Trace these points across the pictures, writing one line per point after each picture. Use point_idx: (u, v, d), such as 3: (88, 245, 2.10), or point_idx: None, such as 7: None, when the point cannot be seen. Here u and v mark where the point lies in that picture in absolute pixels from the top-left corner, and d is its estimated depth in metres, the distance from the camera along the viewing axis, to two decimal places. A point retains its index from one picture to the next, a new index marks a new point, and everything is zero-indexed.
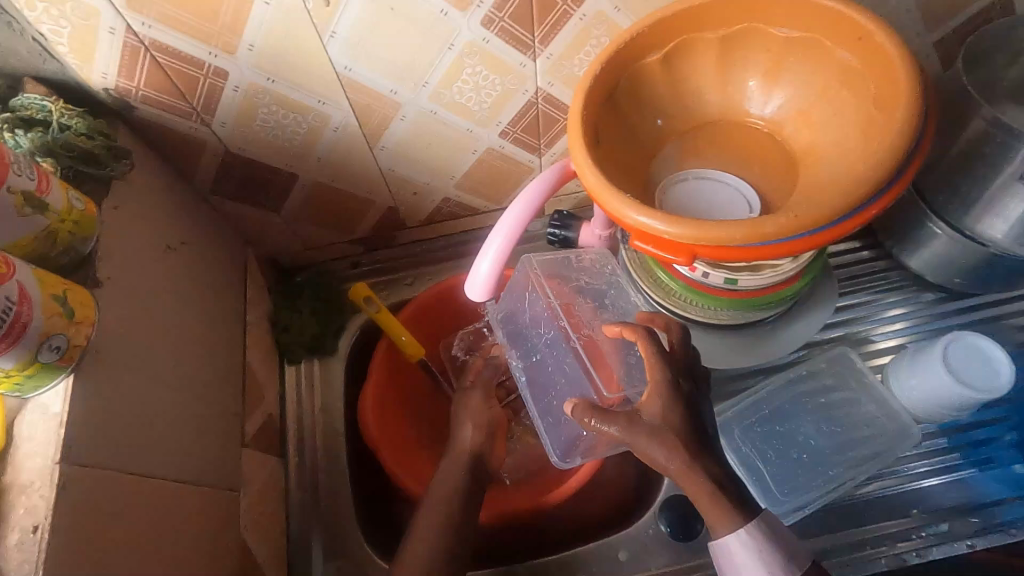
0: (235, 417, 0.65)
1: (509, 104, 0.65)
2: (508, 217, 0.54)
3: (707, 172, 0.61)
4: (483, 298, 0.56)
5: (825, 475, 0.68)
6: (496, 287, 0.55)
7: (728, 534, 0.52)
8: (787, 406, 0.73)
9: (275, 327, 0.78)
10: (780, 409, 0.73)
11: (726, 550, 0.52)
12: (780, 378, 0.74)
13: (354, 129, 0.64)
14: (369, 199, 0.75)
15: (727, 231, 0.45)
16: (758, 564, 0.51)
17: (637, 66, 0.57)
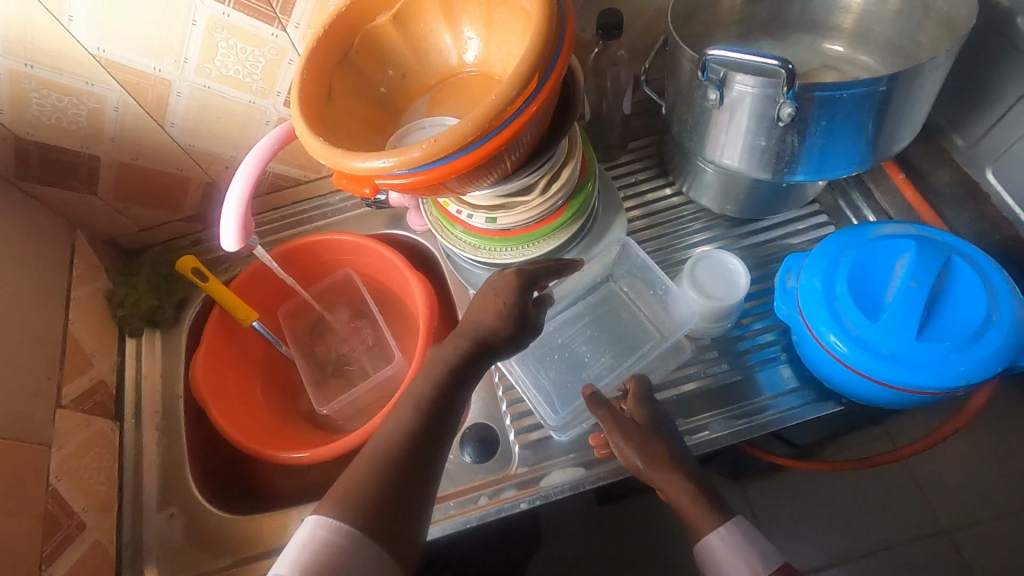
0: (50, 381, 0.70)
1: (280, 74, 0.71)
2: (246, 164, 0.60)
3: (438, 118, 0.65)
4: (236, 245, 0.61)
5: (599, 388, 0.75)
6: (247, 233, 0.61)
7: (712, 532, 0.58)
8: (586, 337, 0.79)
9: (111, 303, 0.84)
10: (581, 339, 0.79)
11: (710, 549, 0.57)
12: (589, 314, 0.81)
13: (135, 108, 0.69)
14: (181, 175, 0.80)
15: (382, 160, 0.50)
16: (739, 563, 0.56)
17: (370, 28, 0.63)
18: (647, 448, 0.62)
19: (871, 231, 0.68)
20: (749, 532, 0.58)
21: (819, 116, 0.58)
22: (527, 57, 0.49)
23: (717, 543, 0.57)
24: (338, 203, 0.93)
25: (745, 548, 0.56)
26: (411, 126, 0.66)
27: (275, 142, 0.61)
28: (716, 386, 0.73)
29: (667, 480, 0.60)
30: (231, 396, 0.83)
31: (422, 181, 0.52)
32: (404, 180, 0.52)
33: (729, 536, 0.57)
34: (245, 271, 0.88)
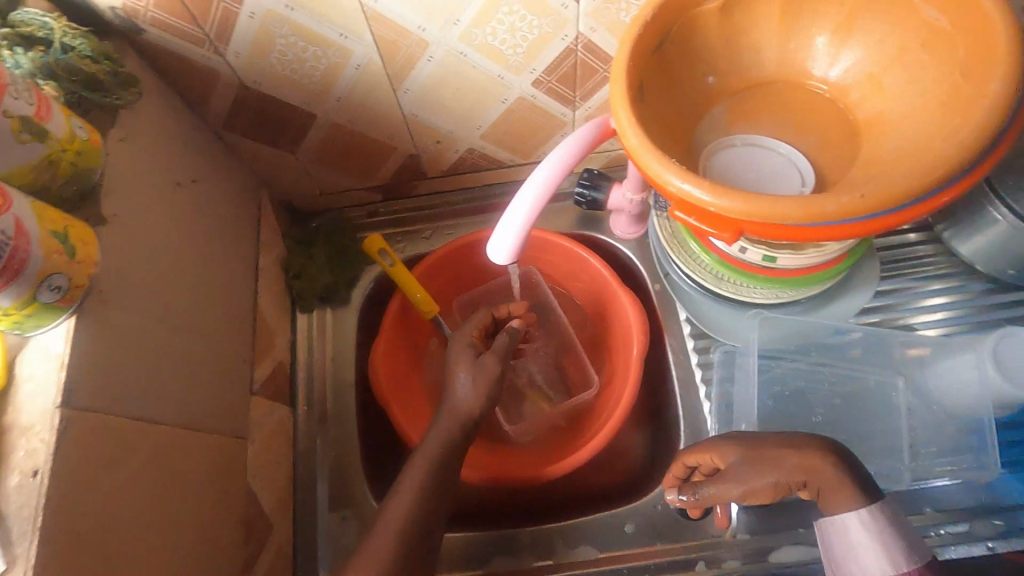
0: (246, 365, 0.63)
1: (546, 50, 0.60)
2: (544, 171, 0.50)
3: (754, 136, 0.56)
4: (507, 261, 0.53)
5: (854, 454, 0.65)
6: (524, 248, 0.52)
7: (850, 510, 0.49)
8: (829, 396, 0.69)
9: (287, 274, 0.76)
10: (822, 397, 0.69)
11: None
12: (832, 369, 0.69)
13: (377, 68, 0.59)
14: (389, 145, 0.71)
15: (780, 208, 0.39)
16: None
17: (692, 13, 0.51)
18: (771, 455, 0.54)
19: None
20: None
21: None
22: (996, 107, 0.38)
23: None
24: None
25: None
26: (721, 141, 0.56)
27: (578, 147, 0.51)
28: (977, 482, 0.65)
29: (812, 460, 0.52)
30: (407, 393, 0.75)
31: (816, 238, 0.41)
32: (790, 232, 0.41)
33: None
34: (432, 254, 0.79)
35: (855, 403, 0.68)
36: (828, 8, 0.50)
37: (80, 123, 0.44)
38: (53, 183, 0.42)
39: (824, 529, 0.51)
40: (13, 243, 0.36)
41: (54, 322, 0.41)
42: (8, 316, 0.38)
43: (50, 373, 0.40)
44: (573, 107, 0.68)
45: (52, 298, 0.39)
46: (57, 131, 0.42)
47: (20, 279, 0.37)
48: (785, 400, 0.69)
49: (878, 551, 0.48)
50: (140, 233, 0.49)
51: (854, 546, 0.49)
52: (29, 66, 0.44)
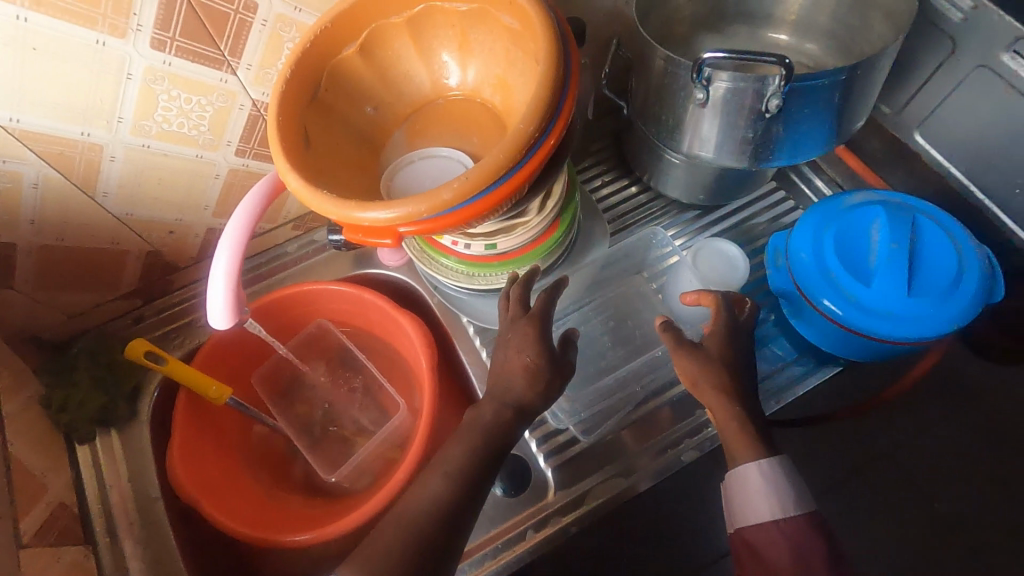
0: (5, 519, 0.58)
1: (230, 122, 0.63)
2: (228, 234, 0.53)
3: (430, 150, 0.61)
4: (227, 323, 0.54)
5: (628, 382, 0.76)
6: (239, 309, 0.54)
7: (750, 462, 0.58)
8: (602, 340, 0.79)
9: (50, 409, 0.71)
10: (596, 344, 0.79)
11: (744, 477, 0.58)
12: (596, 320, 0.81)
13: (59, 180, 0.59)
14: (118, 249, 0.70)
15: (409, 207, 0.46)
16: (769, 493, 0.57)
17: (335, 61, 0.58)
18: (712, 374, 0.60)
19: (840, 202, 0.73)
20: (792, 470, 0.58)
21: (799, 105, 0.61)
22: (546, 81, 0.47)
23: (755, 475, 0.58)
24: (298, 251, 0.85)
25: (782, 486, 0.57)
26: (403, 161, 0.61)
27: (255, 203, 0.54)
28: None
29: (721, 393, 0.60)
30: (219, 485, 0.73)
31: (454, 221, 0.48)
32: (431, 223, 0.48)
33: (771, 471, 0.58)
34: (206, 344, 0.78)
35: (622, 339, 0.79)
36: None
37: None
38: None
39: (734, 481, 0.59)
40: None
41: None
42: None
43: None
44: None
45: None
46: None
47: None
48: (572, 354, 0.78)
49: (769, 494, 0.57)
50: None
51: (755, 492, 0.58)
52: None
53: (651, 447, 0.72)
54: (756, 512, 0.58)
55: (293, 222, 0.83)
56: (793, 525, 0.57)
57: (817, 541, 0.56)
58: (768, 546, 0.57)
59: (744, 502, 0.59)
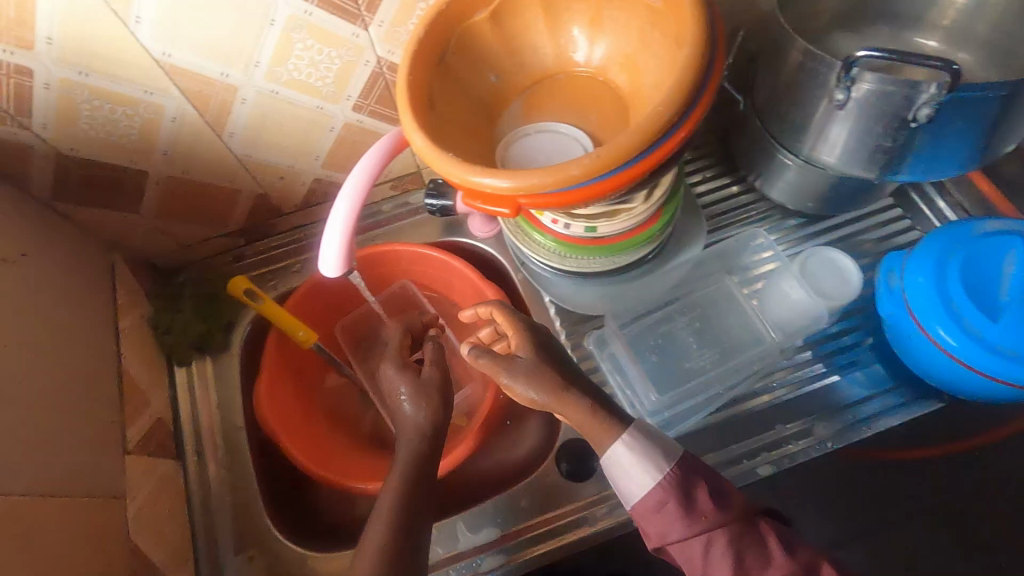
0: (115, 426, 0.63)
1: (353, 77, 0.65)
2: (349, 186, 0.54)
3: (546, 125, 0.60)
4: (337, 270, 0.56)
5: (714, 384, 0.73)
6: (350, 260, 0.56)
7: (614, 441, 0.59)
8: (687, 337, 0.76)
9: (157, 330, 0.76)
10: (681, 340, 0.76)
11: (615, 460, 0.59)
12: (682, 316, 0.78)
13: (194, 117, 0.62)
14: (233, 188, 0.73)
15: (536, 177, 0.46)
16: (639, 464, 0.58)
17: (465, 25, 0.58)
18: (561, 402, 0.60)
19: (972, 228, 0.67)
20: (656, 439, 0.59)
21: (948, 118, 0.57)
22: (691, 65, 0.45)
23: (623, 452, 0.58)
24: (392, 211, 0.87)
25: (650, 456, 0.58)
26: (517, 133, 0.60)
27: (374, 160, 0.56)
28: (816, 390, 0.73)
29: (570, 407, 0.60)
30: (298, 424, 0.77)
31: (576, 198, 0.47)
32: (554, 197, 0.47)
33: (634, 444, 0.58)
34: (298, 290, 0.81)
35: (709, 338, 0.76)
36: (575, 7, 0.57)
37: None
38: None
39: (608, 467, 0.60)
40: None
41: None
42: None
43: None
44: None
45: None
46: None
47: None
48: (655, 348, 0.76)
49: (642, 466, 0.58)
50: None
51: (629, 471, 0.58)
52: None
53: (726, 455, 0.70)
54: (637, 481, 0.58)
55: (392, 183, 0.84)
56: (675, 481, 0.57)
57: (752, 548, 0.55)
58: (665, 532, 0.56)
59: (625, 479, 0.59)
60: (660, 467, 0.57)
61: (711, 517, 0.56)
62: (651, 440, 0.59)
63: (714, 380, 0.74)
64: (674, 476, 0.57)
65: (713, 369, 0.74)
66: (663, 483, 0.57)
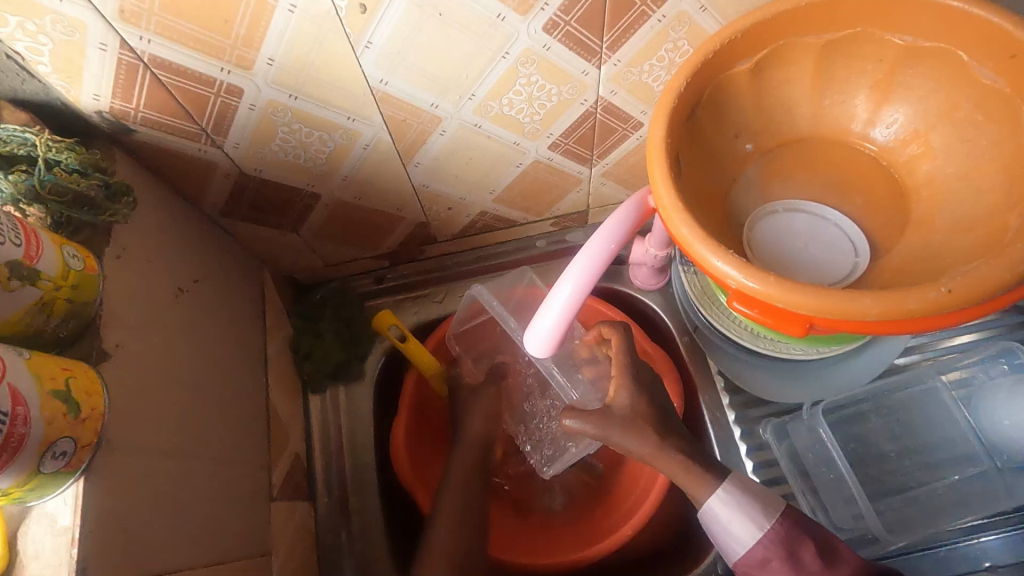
0: (264, 471, 0.58)
1: (564, 115, 0.56)
2: (577, 268, 0.48)
3: (795, 202, 0.53)
4: (544, 352, 0.51)
5: (919, 509, 0.63)
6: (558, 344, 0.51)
7: (711, 495, 0.51)
8: (885, 445, 0.66)
9: (296, 355, 0.71)
10: (878, 448, 0.66)
11: (714, 516, 0.51)
12: (879, 419, 0.67)
13: (386, 145, 0.55)
14: (397, 215, 0.67)
15: (858, 305, 0.36)
16: (745, 520, 0.50)
17: (724, 76, 0.48)
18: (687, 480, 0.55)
19: None
20: (751, 485, 0.52)
21: None
22: None
23: (720, 506, 0.51)
24: (546, 248, 0.78)
25: (751, 507, 0.50)
26: (762, 210, 0.52)
27: (612, 239, 0.48)
28: None
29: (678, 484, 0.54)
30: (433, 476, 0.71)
31: (898, 332, 0.37)
32: (871, 328, 0.38)
33: (733, 495, 0.51)
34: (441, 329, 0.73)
35: (912, 451, 0.65)
36: (863, 69, 0.48)
37: (73, 252, 0.39)
38: (48, 326, 0.38)
39: (704, 521, 0.52)
40: (11, 416, 0.31)
41: (60, 489, 0.35)
42: (8, 494, 0.33)
43: (60, 551, 0.35)
44: (589, 164, 0.65)
45: (57, 466, 0.34)
46: (50, 269, 0.37)
47: (21, 456, 0.32)
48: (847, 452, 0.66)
49: (744, 519, 0.50)
50: (144, 360, 0.44)
51: (729, 526, 0.50)
52: (10, 189, 0.40)
53: None
54: (739, 538, 0.50)
55: (554, 220, 0.75)
56: (782, 536, 0.49)
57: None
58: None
59: (722, 535, 0.51)
60: (762, 523, 0.49)
61: (820, 573, 0.48)
62: (748, 495, 0.51)
63: (921, 500, 0.63)
64: (777, 532, 0.49)
65: (918, 489, 0.63)
66: (767, 540, 0.49)
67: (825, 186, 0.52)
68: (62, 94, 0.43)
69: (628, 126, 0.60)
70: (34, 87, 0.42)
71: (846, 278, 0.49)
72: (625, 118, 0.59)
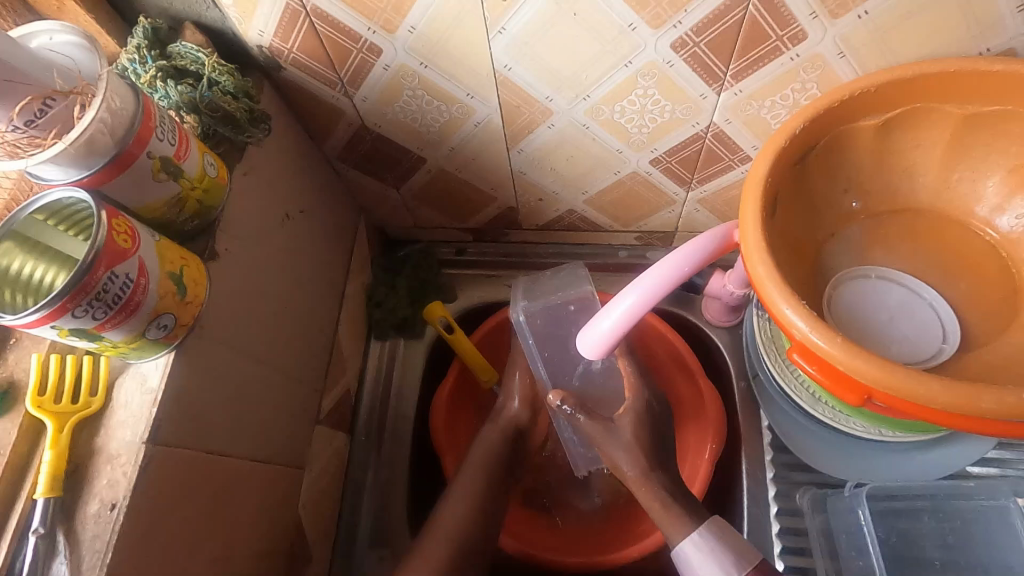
0: (316, 394, 0.64)
1: (672, 134, 0.57)
2: (649, 277, 0.49)
3: (893, 272, 0.50)
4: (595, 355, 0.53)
5: None
6: (609, 348, 0.53)
7: (685, 537, 0.51)
8: (930, 550, 0.61)
9: (369, 301, 0.77)
10: (921, 550, 0.61)
11: (684, 555, 0.50)
12: (932, 523, 0.62)
13: (495, 126, 0.58)
14: (491, 195, 0.70)
15: (923, 386, 0.35)
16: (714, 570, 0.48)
17: (846, 127, 0.46)
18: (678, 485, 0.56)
19: None
20: (726, 533, 0.50)
21: None
22: None
23: (692, 550, 0.50)
24: (625, 260, 0.78)
25: (726, 554, 0.49)
26: (853, 271, 0.50)
27: (692, 259, 0.48)
28: None
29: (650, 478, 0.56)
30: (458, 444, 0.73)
31: (962, 427, 0.36)
32: (933, 415, 0.36)
33: (704, 542, 0.50)
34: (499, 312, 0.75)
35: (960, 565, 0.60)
36: (1005, 150, 0.44)
37: (211, 161, 0.45)
38: (178, 219, 0.44)
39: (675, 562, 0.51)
40: (134, 284, 0.37)
41: (155, 354, 0.41)
42: (116, 348, 0.39)
43: (144, 406, 0.40)
44: (687, 188, 0.65)
45: (158, 335, 0.40)
46: (191, 170, 0.43)
47: (133, 319, 0.38)
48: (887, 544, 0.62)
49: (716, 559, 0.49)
50: (243, 267, 0.50)
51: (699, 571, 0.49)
52: (176, 98, 0.46)
53: None
54: None
55: (640, 234, 0.75)
56: None
57: None
58: None
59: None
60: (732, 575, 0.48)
61: None
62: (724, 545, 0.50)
63: None
64: None
65: None
66: None
67: (930, 262, 0.49)
68: (234, 25, 0.49)
69: (736, 157, 0.59)
70: (215, 15, 0.49)
71: (925, 361, 0.46)
72: (734, 149, 0.58)
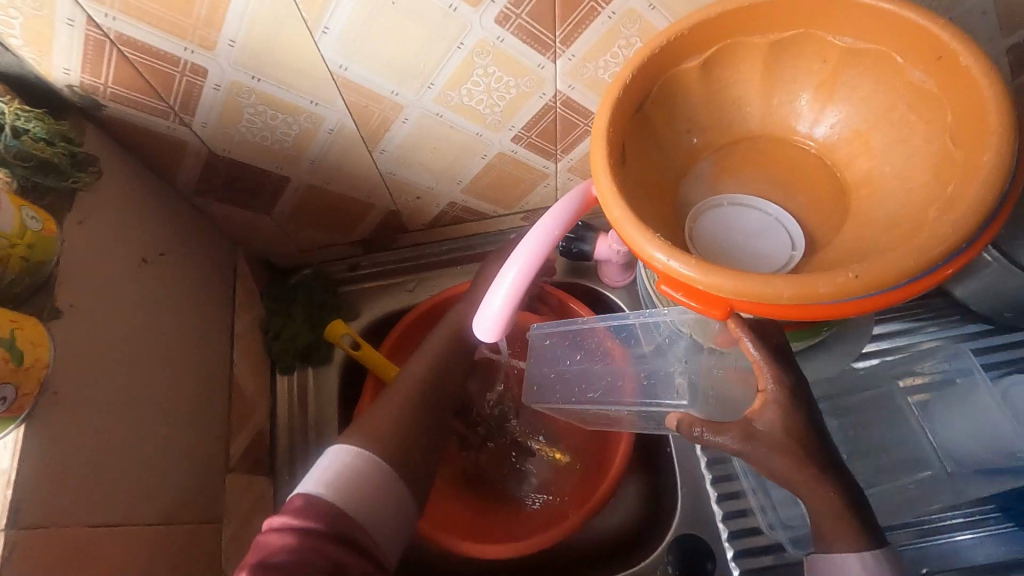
0: (220, 441, 0.60)
1: (523, 109, 0.58)
2: (526, 246, 0.50)
3: (742, 197, 0.54)
4: (492, 333, 0.53)
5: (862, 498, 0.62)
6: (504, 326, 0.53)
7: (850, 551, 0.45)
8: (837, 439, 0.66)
9: (266, 335, 0.73)
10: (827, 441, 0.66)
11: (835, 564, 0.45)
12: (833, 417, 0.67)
13: (350, 130, 0.58)
14: (367, 202, 0.69)
15: (771, 286, 0.38)
16: None
17: (672, 72, 0.49)
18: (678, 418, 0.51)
19: None
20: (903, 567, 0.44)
21: None
22: (991, 181, 0.37)
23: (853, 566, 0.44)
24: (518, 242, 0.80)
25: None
26: (708, 202, 0.54)
27: (561, 219, 0.50)
28: (980, 537, 0.61)
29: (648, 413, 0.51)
30: None
31: (812, 315, 0.39)
32: (786, 310, 0.39)
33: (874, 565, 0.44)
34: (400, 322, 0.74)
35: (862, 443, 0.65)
36: (807, 67, 0.49)
37: (32, 214, 0.42)
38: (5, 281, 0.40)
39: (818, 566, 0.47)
40: None
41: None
42: None
43: None
44: (554, 159, 0.67)
45: None
46: (7, 227, 0.39)
47: None
48: None
49: None
50: (97, 322, 0.46)
51: None
52: None
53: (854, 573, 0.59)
54: None
55: (525, 214, 0.76)
56: None
57: None
58: None
59: None
60: None
61: None
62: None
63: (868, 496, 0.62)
64: None
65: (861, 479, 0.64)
66: None
67: (772, 182, 0.54)
68: (34, 67, 0.46)
69: (589, 121, 0.62)
70: (8, 60, 0.45)
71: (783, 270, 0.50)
72: (585, 114, 0.60)
